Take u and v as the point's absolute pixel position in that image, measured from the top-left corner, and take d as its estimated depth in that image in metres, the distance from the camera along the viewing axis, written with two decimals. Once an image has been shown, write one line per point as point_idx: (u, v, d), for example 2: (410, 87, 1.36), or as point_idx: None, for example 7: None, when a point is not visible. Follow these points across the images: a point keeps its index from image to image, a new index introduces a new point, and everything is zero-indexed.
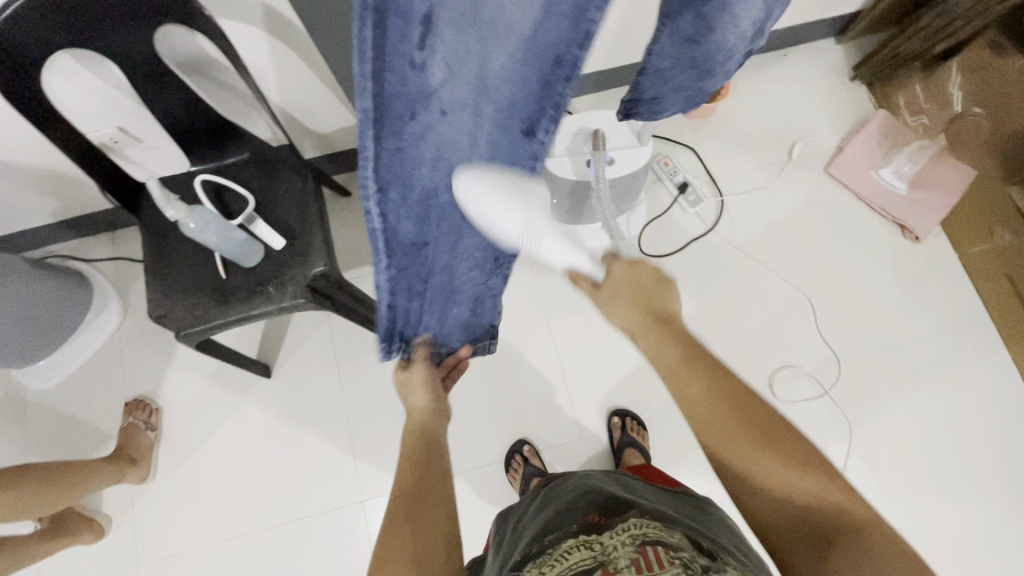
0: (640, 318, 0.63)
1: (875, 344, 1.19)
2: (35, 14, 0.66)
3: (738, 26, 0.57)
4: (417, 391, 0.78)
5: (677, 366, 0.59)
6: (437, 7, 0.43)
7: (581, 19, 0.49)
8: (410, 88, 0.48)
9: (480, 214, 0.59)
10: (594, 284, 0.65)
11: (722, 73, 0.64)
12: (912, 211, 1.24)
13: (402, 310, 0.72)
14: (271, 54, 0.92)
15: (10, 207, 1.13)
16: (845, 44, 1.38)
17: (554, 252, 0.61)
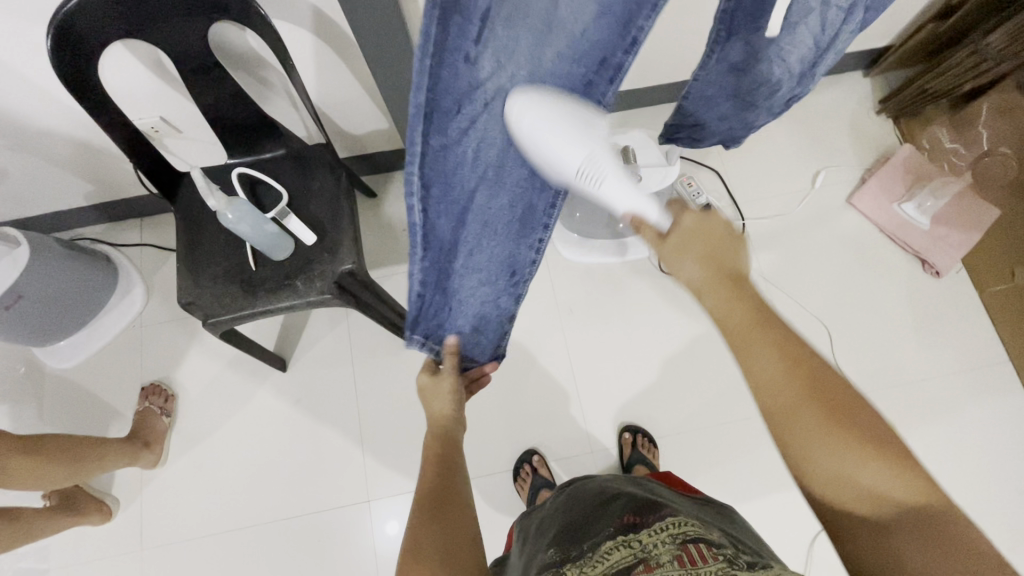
0: (708, 273, 0.57)
1: (891, 376, 1.19)
2: (101, 3, 0.69)
3: (783, 60, 0.67)
4: (444, 395, 0.79)
5: (748, 326, 0.53)
6: (494, 2, 0.45)
7: (628, 23, 0.52)
8: (461, 83, 0.49)
9: (530, 148, 0.53)
10: (659, 233, 0.59)
11: (763, 105, 0.75)
12: (933, 246, 1.23)
13: (431, 304, 0.70)
14: (314, 55, 0.94)
15: (46, 188, 1.16)
16: (872, 78, 1.39)
17: (617, 192, 0.56)
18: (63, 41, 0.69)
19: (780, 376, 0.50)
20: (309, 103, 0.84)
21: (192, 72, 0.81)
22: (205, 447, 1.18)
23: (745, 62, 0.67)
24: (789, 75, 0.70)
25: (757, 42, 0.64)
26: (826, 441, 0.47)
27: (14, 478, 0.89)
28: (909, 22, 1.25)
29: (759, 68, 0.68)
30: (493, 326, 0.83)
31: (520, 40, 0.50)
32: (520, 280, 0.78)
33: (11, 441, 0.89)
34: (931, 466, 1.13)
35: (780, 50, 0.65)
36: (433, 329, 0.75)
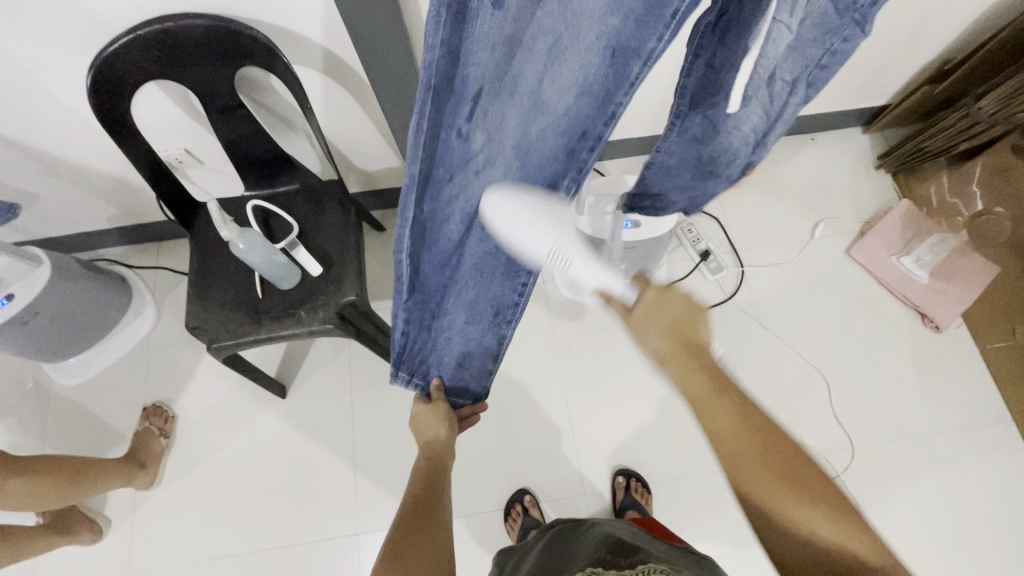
0: (672, 345, 0.61)
1: (890, 431, 1.17)
2: (139, 48, 0.75)
3: (741, 134, 0.64)
4: (435, 423, 0.84)
5: (708, 395, 0.58)
6: (485, 85, 0.47)
7: (609, 103, 0.53)
8: (454, 155, 0.52)
9: (502, 230, 0.59)
10: (625, 305, 0.64)
11: (727, 179, 0.72)
12: (932, 300, 1.24)
13: (414, 339, 0.74)
14: (332, 97, 1.00)
15: (71, 210, 1.22)
16: (871, 134, 1.43)
17: (585, 271, 0.63)
18: (102, 81, 0.76)
19: (741, 438, 0.56)
20: (323, 142, 0.88)
21: (217, 110, 0.87)
22: (201, 470, 1.19)
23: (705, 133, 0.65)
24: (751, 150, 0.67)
25: (713, 114, 0.62)
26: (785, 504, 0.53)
27: (8, 497, 0.90)
28: (905, 84, 1.30)
29: (718, 140, 0.66)
30: (476, 361, 0.86)
31: (506, 117, 0.52)
32: (505, 321, 0.79)
33: (11, 461, 0.91)
34: (931, 525, 1.11)
35: (735, 126, 0.63)
36: (418, 367, 0.80)
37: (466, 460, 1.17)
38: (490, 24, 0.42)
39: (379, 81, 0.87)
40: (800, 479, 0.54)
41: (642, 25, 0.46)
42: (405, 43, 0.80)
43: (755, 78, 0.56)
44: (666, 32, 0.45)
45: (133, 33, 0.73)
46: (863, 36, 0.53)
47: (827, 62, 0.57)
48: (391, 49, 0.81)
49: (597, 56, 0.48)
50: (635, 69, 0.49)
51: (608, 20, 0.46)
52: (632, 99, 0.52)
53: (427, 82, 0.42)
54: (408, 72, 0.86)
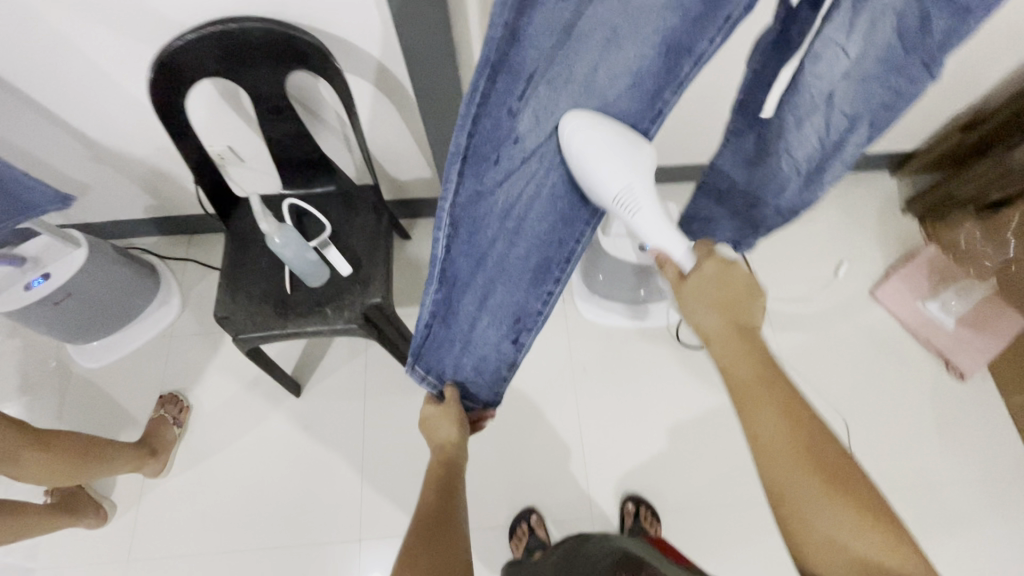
0: (724, 324, 0.60)
1: (908, 478, 1.14)
2: (202, 45, 0.78)
3: (793, 160, 0.69)
4: (448, 424, 0.79)
5: (755, 381, 0.57)
6: (540, 70, 0.53)
7: (657, 99, 0.60)
8: (500, 134, 0.56)
9: (579, 156, 0.58)
10: (681, 272, 0.63)
11: (778, 209, 0.76)
12: (958, 347, 1.22)
13: (437, 335, 0.75)
14: (375, 106, 1.04)
15: (110, 197, 1.25)
16: (899, 178, 1.44)
17: (646, 222, 0.61)
18: (162, 74, 0.79)
19: (785, 433, 0.54)
20: (363, 146, 0.91)
21: (266, 110, 0.90)
22: (211, 462, 1.19)
23: (758, 152, 0.71)
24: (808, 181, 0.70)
25: (769, 133, 0.68)
26: (827, 503, 0.52)
27: (27, 467, 0.91)
28: (936, 130, 1.31)
29: (771, 162, 0.71)
30: (490, 369, 0.82)
31: (557, 105, 0.58)
32: (525, 329, 0.78)
33: (36, 432, 0.93)
34: None
35: (790, 148, 0.67)
36: (434, 366, 0.80)
37: (474, 473, 1.16)
38: (557, 10, 0.50)
39: (424, 91, 0.89)
40: (843, 480, 0.53)
41: (696, 26, 0.55)
42: (452, 58, 0.83)
43: (806, 101, 0.62)
44: (715, 36, 0.55)
45: (198, 32, 0.77)
46: (932, 78, 0.53)
47: (893, 103, 0.57)
48: (438, 64, 0.84)
49: (651, 50, 0.56)
50: (685, 69, 0.58)
51: (665, 19, 0.54)
52: (678, 95, 0.60)
53: (486, 58, 0.49)
54: (453, 85, 0.89)
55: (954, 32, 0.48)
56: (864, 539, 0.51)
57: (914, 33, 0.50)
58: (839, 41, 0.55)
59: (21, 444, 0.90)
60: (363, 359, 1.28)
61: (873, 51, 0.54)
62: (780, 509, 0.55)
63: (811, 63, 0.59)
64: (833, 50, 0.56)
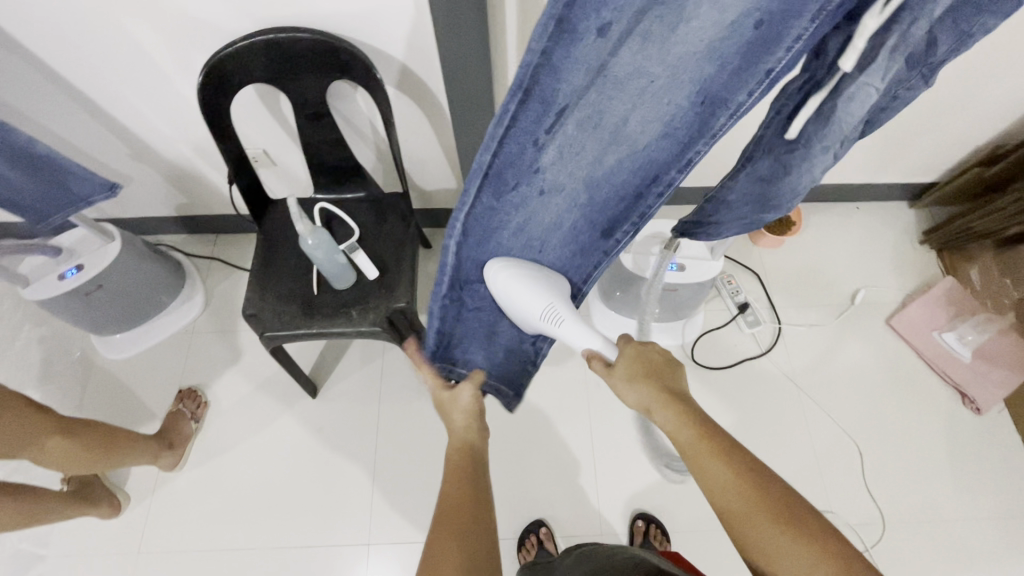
0: (656, 393, 0.63)
1: (923, 511, 1.13)
2: (251, 53, 0.82)
3: (810, 179, 0.63)
4: (456, 413, 0.75)
5: (694, 444, 0.59)
6: (572, 104, 0.53)
7: (687, 150, 0.59)
8: (523, 161, 0.58)
9: (503, 294, 0.68)
10: (607, 363, 0.68)
11: (788, 213, 0.70)
12: (974, 380, 1.22)
13: (449, 335, 0.78)
14: (407, 117, 1.07)
15: (144, 194, 1.29)
16: (917, 209, 1.45)
17: (572, 335, 0.67)
18: (211, 77, 0.82)
19: (732, 487, 0.56)
20: (397, 154, 0.95)
21: (305, 116, 0.93)
22: (226, 459, 1.20)
23: (773, 173, 0.65)
24: (818, 193, 0.64)
25: (789, 158, 0.62)
26: (781, 546, 0.52)
27: (49, 454, 0.93)
28: (955, 164, 1.33)
29: (787, 181, 0.64)
30: (514, 364, 0.88)
31: (583, 144, 0.58)
32: (545, 334, 0.83)
33: (59, 421, 0.94)
34: None
35: (806, 169, 0.62)
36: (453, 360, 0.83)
37: None
38: (590, 46, 0.47)
39: (458, 105, 0.92)
40: (798, 521, 0.53)
41: (734, 79, 0.51)
42: (487, 75, 0.86)
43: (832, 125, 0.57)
44: (757, 89, 0.51)
45: (249, 39, 0.80)
46: (926, 86, 0.56)
47: (888, 106, 0.59)
48: (473, 79, 0.87)
49: (686, 102, 0.54)
50: (720, 121, 0.55)
51: (705, 69, 0.51)
52: (711, 147, 0.57)
53: (520, 84, 0.48)
54: (486, 100, 0.92)
55: (956, 50, 0.52)
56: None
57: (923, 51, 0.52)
58: (875, 81, 0.52)
59: (45, 431, 0.91)
60: (380, 365, 1.30)
61: (893, 73, 0.53)
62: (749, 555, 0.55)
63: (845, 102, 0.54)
64: (867, 90, 0.52)
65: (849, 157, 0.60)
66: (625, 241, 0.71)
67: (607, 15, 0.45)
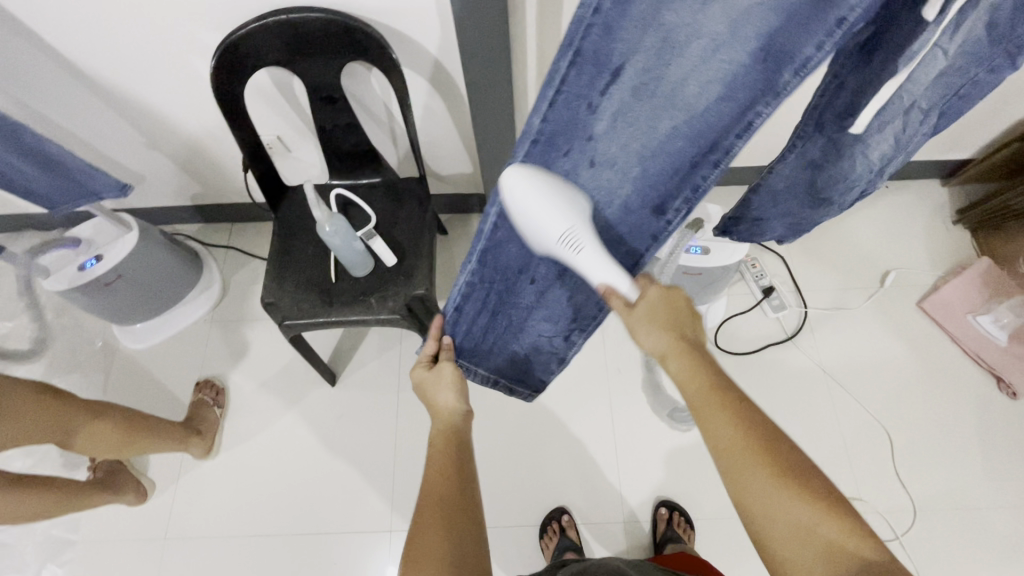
0: (671, 342, 0.61)
1: (956, 498, 1.10)
2: (264, 34, 0.80)
3: (865, 159, 0.64)
4: (446, 390, 0.73)
5: (703, 394, 0.57)
6: (628, 66, 0.53)
7: (748, 112, 0.53)
8: (575, 126, 0.58)
9: (517, 203, 0.58)
10: (626, 303, 0.62)
11: (837, 207, 0.71)
12: (1011, 364, 1.18)
13: (468, 318, 0.78)
14: (423, 100, 1.04)
15: (160, 183, 1.29)
16: (950, 188, 1.40)
17: (591, 264, 0.60)
18: (225, 61, 0.81)
19: (733, 438, 0.53)
20: (414, 138, 0.93)
21: (320, 100, 0.91)
22: (248, 447, 1.21)
23: (825, 157, 0.65)
24: (874, 180, 0.68)
25: (841, 140, 0.62)
26: (777, 496, 0.50)
27: (84, 438, 0.94)
28: (993, 139, 1.27)
29: (840, 166, 0.65)
30: (541, 360, 0.89)
31: (635, 113, 0.57)
32: (579, 330, 0.82)
33: (91, 405, 0.95)
34: None
35: (863, 151, 0.63)
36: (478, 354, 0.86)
37: (505, 471, 1.15)
38: (647, 1, 0.48)
39: (475, 86, 0.89)
40: (797, 474, 0.51)
41: (799, 28, 0.47)
42: (507, 52, 0.83)
43: (895, 103, 0.58)
44: (827, 41, 0.46)
45: (261, 20, 0.78)
46: (1013, 69, 0.54)
47: (968, 91, 0.59)
48: (492, 58, 0.83)
49: (747, 56, 0.50)
50: (785, 78, 0.50)
51: (767, 18, 0.47)
52: (775, 109, 0.52)
53: (571, 40, 0.50)
54: (505, 80, 0.89)
55: None
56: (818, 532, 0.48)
57: (1006, 19, 0.51)
58: (943, 44, 0.52)
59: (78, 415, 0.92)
60: (398, 352, 1.29)
61: (964, 47, 0.54)
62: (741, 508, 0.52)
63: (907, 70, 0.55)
64: (935, 54, 0.53)
65: (907, 144, 0.64)
66: (676, 222, 0.65)
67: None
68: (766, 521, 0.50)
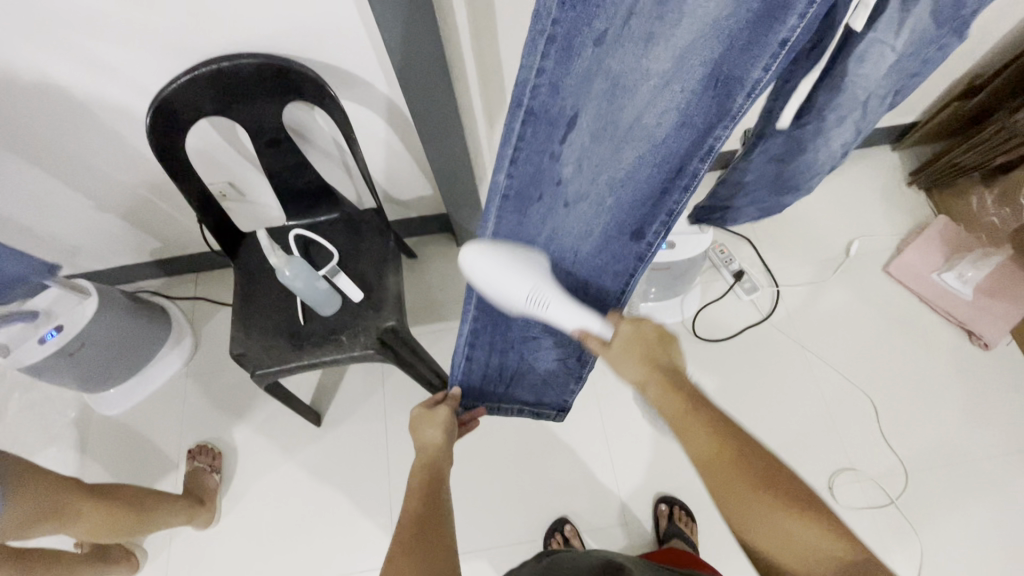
0: (646, 371, 0.59)
1: (944, 454, 1.12)
2: (197, 87, 0.79)
3: (829, 149, 0.66)
4: (433, 428, 0.74)
5: (682, 416, 0.56)
6: (580, 113, 0.52)
7: (708, 136, 0.52)
8: (544, 175, 0.57)
9: (484, 285, 0.59)
10: (603, 342, 0.61)
11: (805, 191, 0.75)
12: (979, 317, 1.21)
13: (478, 364, 0.80)
14: (371, 130, 1.04)
15: (116, 243, 1.25)
16: (900, 152, 1.43)
17: (563, 315, 0.60)
18: (159, 118, 0.79)
19: (714, 451, 0.54)
20: (364, 171, 0.92)
21: (264, 144, 0.90)
22: (238, 501, 1.18)
23: (788, 151, 0.68)
24: (835, 163, 0.68)
25: (803, 133, 0.64)
26: (760, 502, 0.51)
27: (85, 519, 0.90)
28: (933, 101, 1.30)
29: (805, 156, 0.67)
30: (558, 384, 0.90)
31: (599, 151, 0.56)
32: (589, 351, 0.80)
33: (91, 488, 0.92)
34: (997, 555, 1.04)
35: (823, 143, 0.65)
36: (489, 392, 0.88)
37: (503, 488, 1.14)
38: (585, 56, 0.47)
39: (420, 110, 0.89)
40: (779, 485, 0.51)
41: (744, 56, 0.45)
42: (444, 75, 0.83)
43: (849, 97, 0.58)
44: (772, 63, 0.45)
45: (190, 74, 0.77)
46: (960, 42, 0.54)
47: (918, 71, 0.58)
48: (433, 82, 0.84)
49: (694, 86, 0.49)
50: (738, 102, 0.49)
51: (708, 48, 0.46)
52: (734, 131, 0.51)
53: (520, 102, 0.48)
54: (449, 101, 0.89)
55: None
56: (804, 536, 0.50)
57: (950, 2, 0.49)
58: (888, 39, 0.51)
59: (72, 496, 0.88)
60: (380, 383, 1.28)
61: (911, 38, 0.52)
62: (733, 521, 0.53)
63: (855, 66, 0.54)
64: (880, 50, 0.52)
65: (865, 125, 0.63)
66: (656, 244, 0.66)
67: (600, 26, 0.44)
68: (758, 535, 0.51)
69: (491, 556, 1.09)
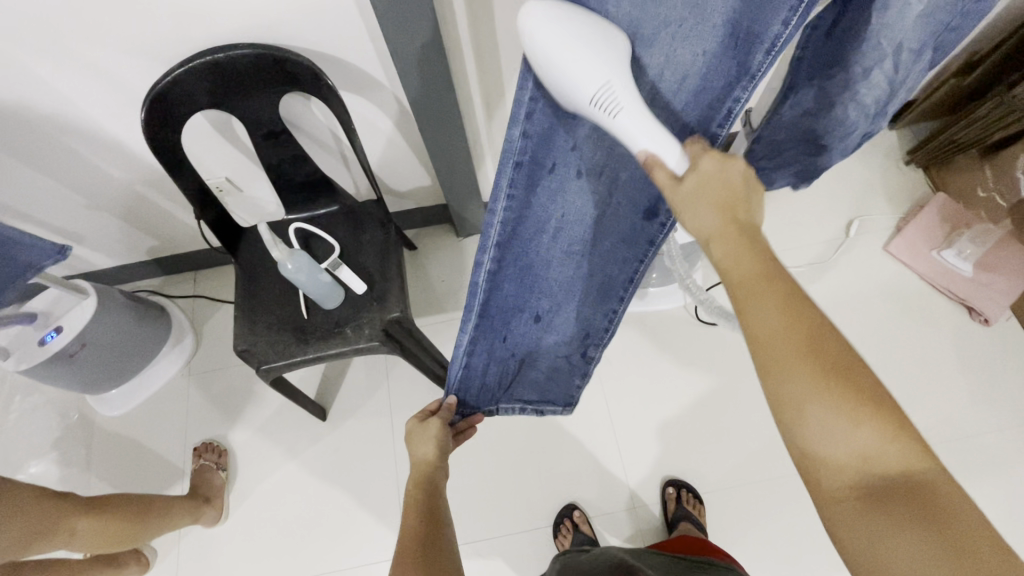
0: (718, 220, 0.43)
1: (946, 430, 1.13)
2: (193, 79, 0.77)
3: (860, 105, 0.64)
4: (428, 443, 0.71)
5: (754, 281, 0.41)
6: None
7: (725, 100, 0.49)
8: (556, 145, 0.57)
9: (546, 61, 0.45)
10: (670, 178, 0.45)
11: (841, 150, 0.72)
12: (978, 293, 1.21)
13: (476, 373, 0.72)
14: (369, 120, 1.02)
15: (113, 242, 1.24)
16: (898, 130, 1.43)
17: (635, 126, 0.45)
18: (155, 111, 0.78)
19: (784, 331, 0.40)
20: (364, 162, 0.91)
21: (262, 136, 0.89)
22: (247, 497, 1.18)
23: (818, 106, 0.66)
24: (873, 119, 0.67)
25: (831, 85, 0.63)
26: (828, 397, 0.39)
27: (81, 535, 0.89)
28: (930, 78, 1.30)
29: (835, 113, 0.66)
30: (563, 380, 0.88)
31: None
32: (593, 345, 0.81)
33: (87, 502, 0.91)
34: (1001, 529, 1.06)
35: (852, 96, 0.63)
36: (489, 403, 0.79)
37: (510, 478, 1.14)
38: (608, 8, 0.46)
39: (419, 100, 0.88)
40: (853, 380, 0.39)
41: (765, 7, 0.43)
42: (444, 61, 0.82)
43: (879, 45, 0.57)
44: (793, 16, 0.43)
45: (186, 65, 0.75)
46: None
47: (956, 24, 0.56)
48: (431, 70, 0.82)
49: (712, 42, 0.47)
50: (757, 60, 0.46)
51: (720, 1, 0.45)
52: (753, 93, 0.48)
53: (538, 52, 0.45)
54: (449, 90, 0.88)
55: None
56: (861, 439, 0.39)
57: None
58: None
59: (68, 512, 0.87)
60: (384, 376, 1.28)
61: None
62: (776, 414, 0.41)
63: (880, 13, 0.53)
64: None
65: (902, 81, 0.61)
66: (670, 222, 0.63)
67: None
68: (804, 432, 0.40)
69: (501, 544, 1.09)
